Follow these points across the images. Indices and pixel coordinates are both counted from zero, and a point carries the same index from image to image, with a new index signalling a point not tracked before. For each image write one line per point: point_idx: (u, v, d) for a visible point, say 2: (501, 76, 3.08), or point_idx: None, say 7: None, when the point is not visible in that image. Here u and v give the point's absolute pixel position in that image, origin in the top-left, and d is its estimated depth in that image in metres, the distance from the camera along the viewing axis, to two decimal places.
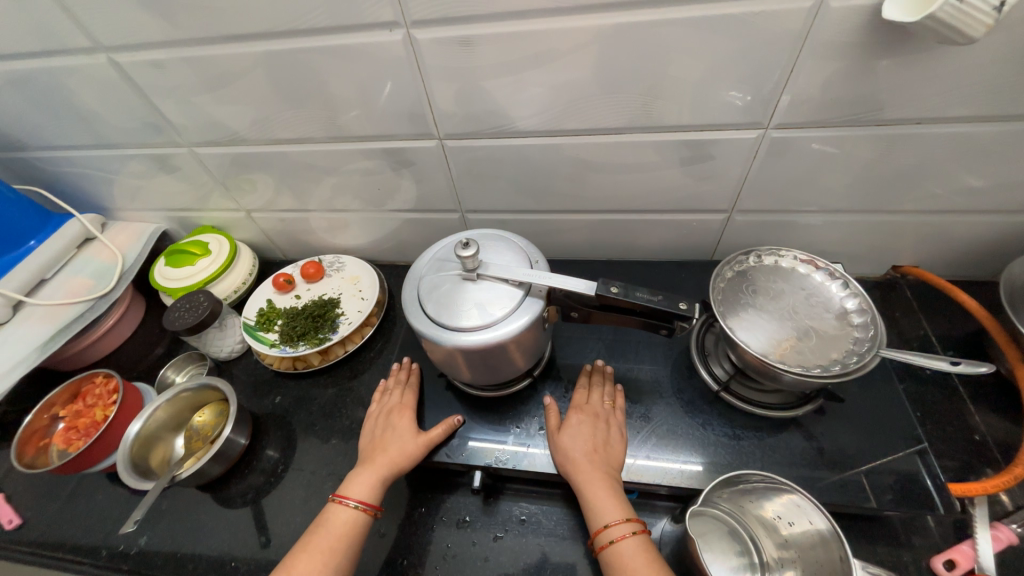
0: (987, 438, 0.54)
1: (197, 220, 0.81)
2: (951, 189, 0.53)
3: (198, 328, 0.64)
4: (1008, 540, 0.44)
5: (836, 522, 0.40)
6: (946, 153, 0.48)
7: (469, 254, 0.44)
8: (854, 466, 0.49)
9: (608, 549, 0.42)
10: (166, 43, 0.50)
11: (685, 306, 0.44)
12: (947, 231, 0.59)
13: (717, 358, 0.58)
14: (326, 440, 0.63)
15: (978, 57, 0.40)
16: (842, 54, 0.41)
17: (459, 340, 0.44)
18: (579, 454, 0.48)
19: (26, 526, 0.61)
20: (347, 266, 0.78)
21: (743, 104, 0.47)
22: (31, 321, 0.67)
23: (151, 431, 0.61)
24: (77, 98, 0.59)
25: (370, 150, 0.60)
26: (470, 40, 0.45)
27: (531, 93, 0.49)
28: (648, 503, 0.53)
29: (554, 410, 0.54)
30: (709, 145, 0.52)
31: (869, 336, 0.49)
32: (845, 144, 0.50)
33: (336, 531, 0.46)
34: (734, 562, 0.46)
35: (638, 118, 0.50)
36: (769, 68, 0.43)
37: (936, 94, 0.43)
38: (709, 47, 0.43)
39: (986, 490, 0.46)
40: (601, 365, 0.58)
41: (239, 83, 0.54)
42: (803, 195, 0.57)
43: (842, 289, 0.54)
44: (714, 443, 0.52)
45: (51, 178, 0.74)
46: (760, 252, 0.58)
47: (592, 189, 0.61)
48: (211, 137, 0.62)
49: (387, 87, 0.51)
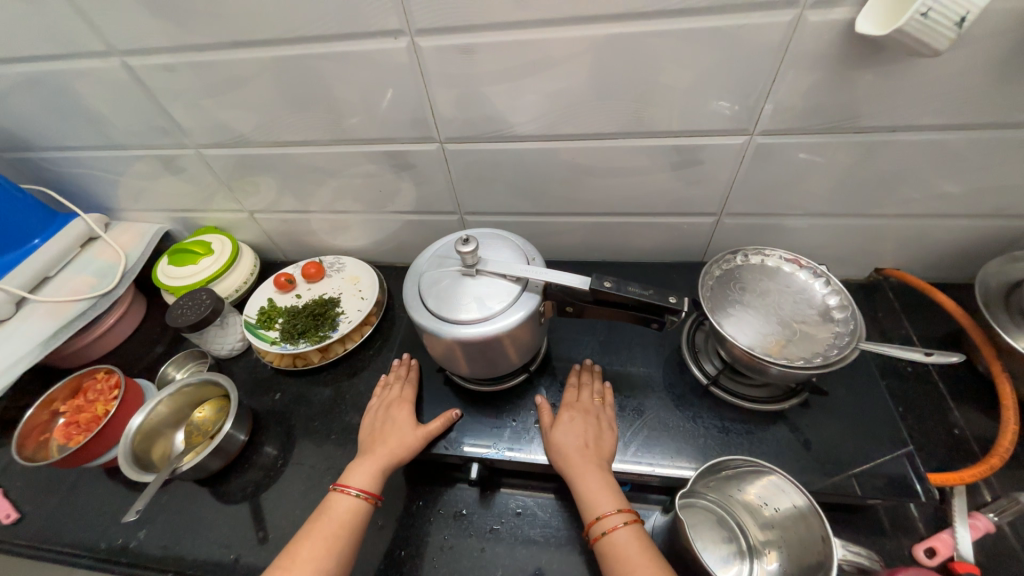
0: (966, 433, 0.56)
1: (200, 221, 0.82)
2: (927, 193, 0.55)
3: (200, 325, 0.65)
4: (985, 527, 0.46)
5: (815, 500, 0.42)
6: (920, 159, 0.51)
7: (469, 250, 0.46)
8: (838, 459, 0.51)
9: (601, 539, 0.44)
10: (180, 48, 0.52)
11: (674, 300, 0.45)
12: (924, 234, 0.61)
13: (707, 354, 0.60)
14: (325, 436, 0.64)
15: (945, 69, 0.43)
16: (820, 65, 0.44)
17: (459, 333, 0.45)
18: (571, 450, 0.49)
19: (23, 521, 0.61)
20: (347, 266, 0.80)
21: (730, 113, 0.50)
22: (34, 318, 0.68)
23: (153, 425, 0.62)
24: (89, 100, 0.61)
25: (372, 153, 0.62)
26: (470, 48, 0.48)
27: (528, 99, 0.52)
28: (641, 496, 0.55)
29: (547, 409, 0.55)
30: (698, 150, 0.55)
31: (850, 330, 0.51)
32: (826, 151, 0.52)
33: (338, 518, 0.47)
34: (724, 550, 0.48)
35: (631, 123, 0.53)
36: (752, 78, 0.46)
37: (908, 103, 0.46)
38: (697, 57, 0.45)
39: (964, 480, 0.48)
40: (589, 364, 0.60)
41: (248, 88, 0.56)
42: (788, 198, 0.59)
43: (825, 286, 0.56)
44: (704, 436, 0.53)
45: (58, 178, 0.76)
46: (747, 252, 0.60)
47: (586, 192, 0.64)
48: (217, 139, 0.64)
49: (389, 94, 0.54)
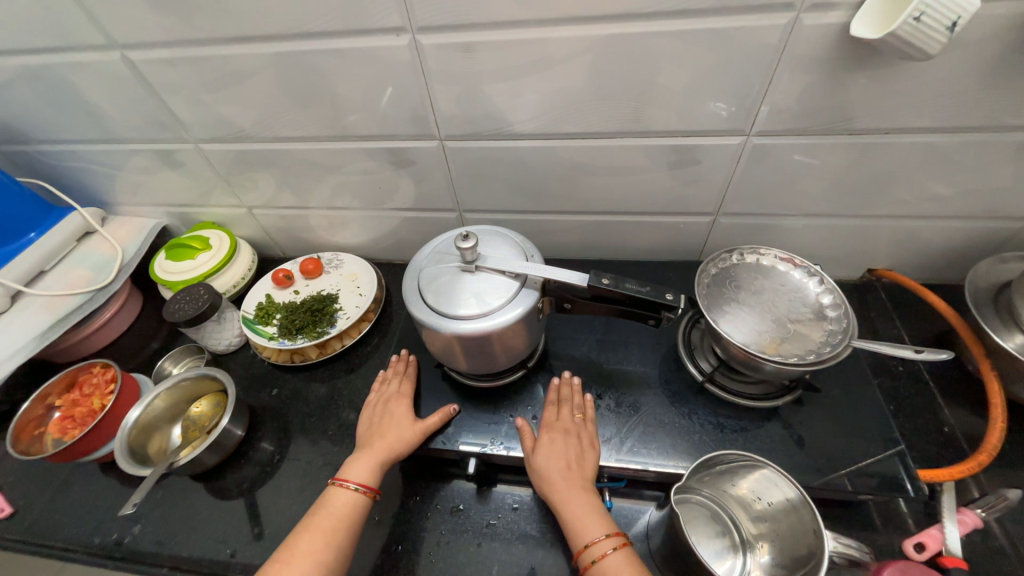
0: (955, 430, 0.57)
1: (198, 216, 0.82)
2: (918, 195, 0.56)
3: (197, 320, 0.65)
4: (973, 523, 0.47)
5: (806, 492, 0.43)
6: (912, 161, 0.52)
7: (469, 246, 0.47)
8: (831, 456, 0.51)
9: (591, 567, 0.43)
10: (180, 43, 0.52)
11: (671, 297, 0.46)
12: (916, 235, 0.62)
13: (702, 352, 0.60)
14: (322, 432, 0.64)
15: (937, 73, 0.43)
16: (816, 68, 0.45)
17: (458, 328, 0.46)
18: (555, 475, 0.48)
19: (16, 515, 0.61)
20: (346, 263, 0.80)
21: (727, 114, 0.51)
22: (29, 312, 0.68)
23: (149, 419, 0.62)
24: (88, 93, 0.60)
25: (372, 150, 0.63)
26: (471, 46, 0.48)
27: (528, 98, 0.52)
28: (636, 492, 0.56)
29: (527, 431, 0.54)
30: (695, 150, 0.55)
31: (843, 329, 0.52)
32: (820, 153, 0.53)
33: (336, 512, 0.48)
34: (718, 544, 0.48)
35: (629, 122, 0.53)
36: (749, 80, 0.47)
37: (901, 106, 0.47)
38: (695, 59, 0.46)
39: (952, 476, 0.49)
40: (568, 378, 0.58)
41: (249, 83, 0.56)
42: (783, 199, 0.60)
43: (818, 285, 0.57)
44: (699, 432, 0.54)
45: (55, 172, 0.76)
46: (742, 251, 0.61)
47: (585, 190, 0.64)
48: (217, 134, 0.64)
49: (389, 91, 0.54)
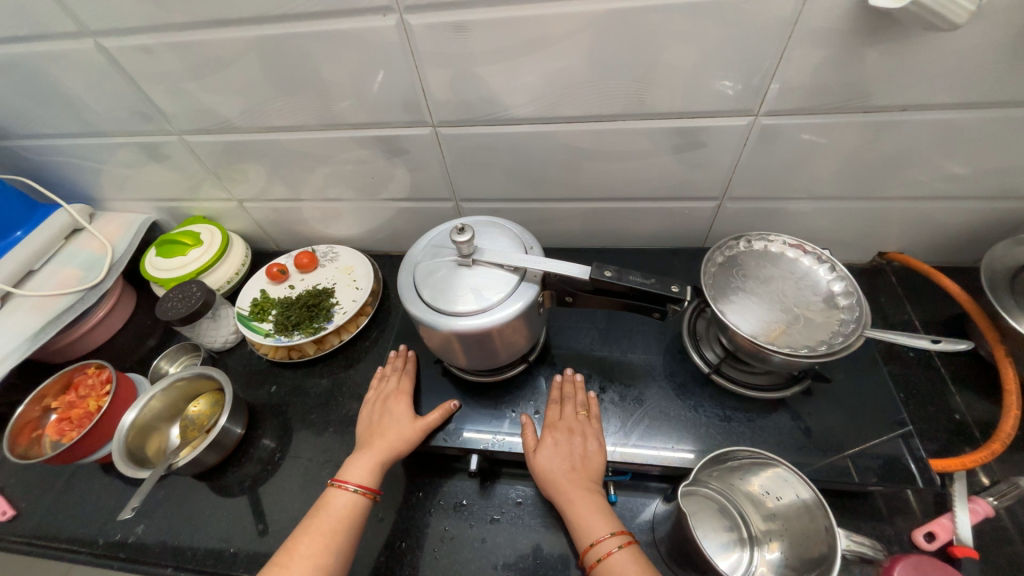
0: (966, 418, 0.56)
1: (187, 211, 0.80)
2: (934, 175, 0.54)
3: (191, 318, 0.63)
4: (984, 512, 0.47)
5: (821, 493, 0.42)
6: (929, 140, 0.50)
7: (465, 240, 0.45)
8: (842, 447, 0.50)
9: (597, 566, 0.42)
10: (154, 28, 0.49)
11: (677, 289, 0.44)
12: (930, 217, 0.60)
13: (708, 342, 0.59)
14: (322, 428, 0.63)
15: (961, 44, 0.41)
16: (831, 41, 0.42)
17: (456, 325, 0.44)
18: (560, 475, 0.48)
19: (19, 517, 0.61)
20: (341, 256, 0.79)
21: (733, 93, 0.48)
22: (20, 312, 0.66)
23: (146, 420, 0.61)
24: (63, 85, 0.58)
25: (363, 138, 0.60)
26: (464, 26, 0.45)
27: (525, 81, 0.50)
28: (640, 485, 0.55)
29: (530, 428, 0.52)
30: (700, 132, 0.53)
31: (855, 318, 0.50)
32: (833, 132, 0.51)
33: (336, 514, 0.47)
34: (725, 538, 0.48)
35: (630, 104, 0.51)
36: (758, 56, 0.44)
37: (920, 81, 0.44)
38: (703, 34, 0.43)
39: (965, 465, 0.48)
40: (571, 375, 0.57)
41: (230, 71, 0.53)
42: (793, 182, 0.58)
43: (830, 272, 0.55)
44: (706, 424, 0.53)
45: (38, 169, 0.73)
46: (750, 238, 0.59)
47: (586, 176, 0.62)
48: (202, 125, 0.61)
49: (379, 76, 0.51)
